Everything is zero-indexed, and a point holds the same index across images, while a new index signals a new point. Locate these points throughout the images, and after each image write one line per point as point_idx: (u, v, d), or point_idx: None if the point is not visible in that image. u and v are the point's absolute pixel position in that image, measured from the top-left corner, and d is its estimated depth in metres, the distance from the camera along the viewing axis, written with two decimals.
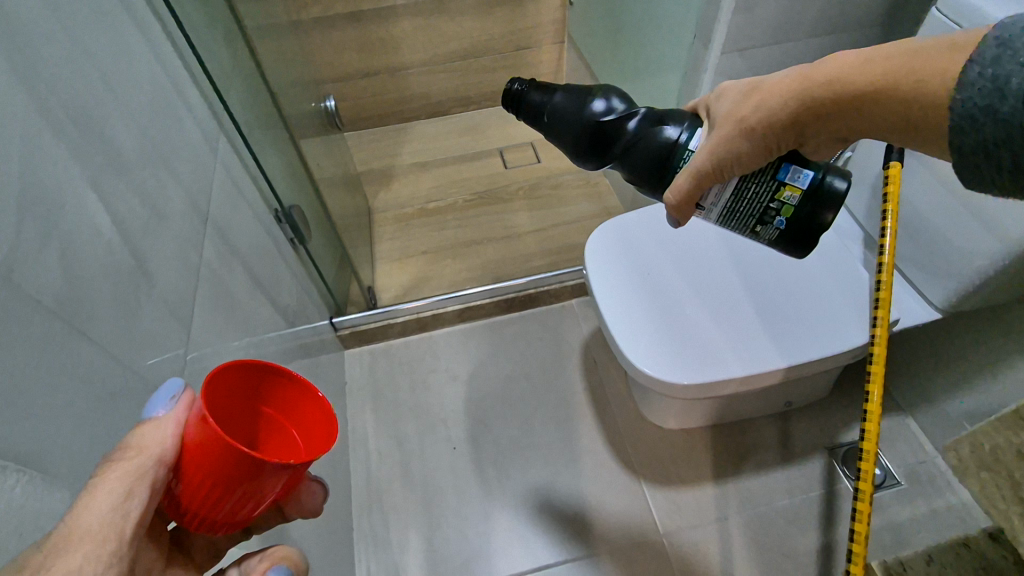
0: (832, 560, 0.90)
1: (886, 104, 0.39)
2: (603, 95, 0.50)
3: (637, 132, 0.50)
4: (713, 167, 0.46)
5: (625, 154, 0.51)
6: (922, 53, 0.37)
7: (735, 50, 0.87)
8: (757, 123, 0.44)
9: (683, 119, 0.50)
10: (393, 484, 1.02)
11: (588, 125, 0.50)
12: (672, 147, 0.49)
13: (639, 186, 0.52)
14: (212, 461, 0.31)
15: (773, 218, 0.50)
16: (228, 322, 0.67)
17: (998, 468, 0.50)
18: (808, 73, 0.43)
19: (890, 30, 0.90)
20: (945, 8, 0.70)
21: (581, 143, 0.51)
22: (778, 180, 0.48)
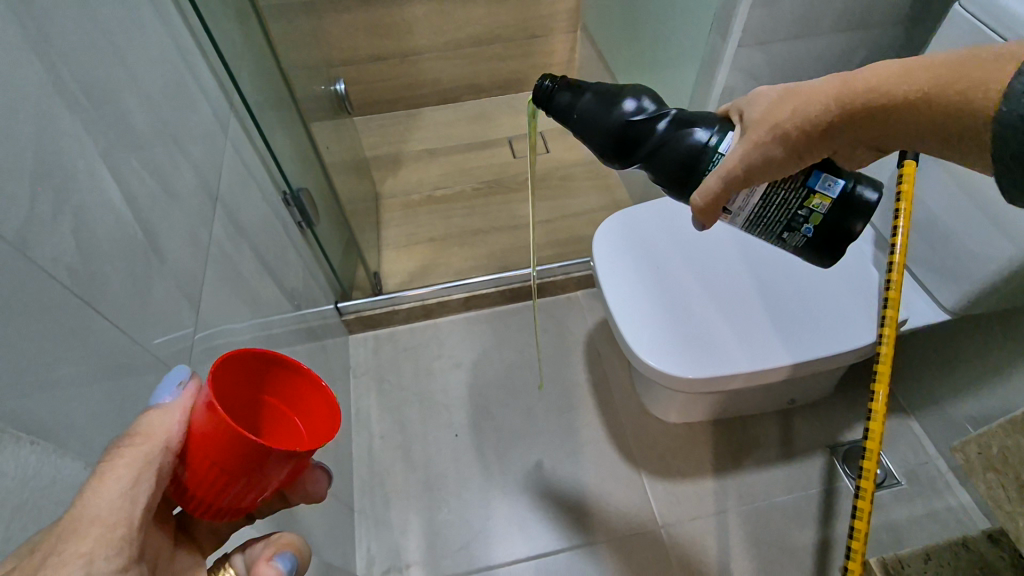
0: (828, 556, 0.91)
1: (929, 117, 0.39)
2: (634, 96, 0.49)
3: (666, 134, 0.49)
4: (744, 171, 0.46)
5: (652, 156, 0.50)
6: (973, 62, 0.36)
7: (752, 43, 0.85)
8: (793, 128, 0.44)
9: (712, 123, 0.50)
10: (395, 467, 1.03)
11: (617, 126, 0.49)
12: (701, 150, 0.49)
13: (663, 187, 0.52)
14: (217, 449, 0.31)
15: (802, 225, 0.51)
16: (236, 301, 0.67)
17: (1007, 470, 0.50)
18: (850, 79, 0.42)
19: (911, 27, 0.88)
20: (970, 5, 0.68)
21: (609, 144, 0.49)
22: (808, 187, 0.49)
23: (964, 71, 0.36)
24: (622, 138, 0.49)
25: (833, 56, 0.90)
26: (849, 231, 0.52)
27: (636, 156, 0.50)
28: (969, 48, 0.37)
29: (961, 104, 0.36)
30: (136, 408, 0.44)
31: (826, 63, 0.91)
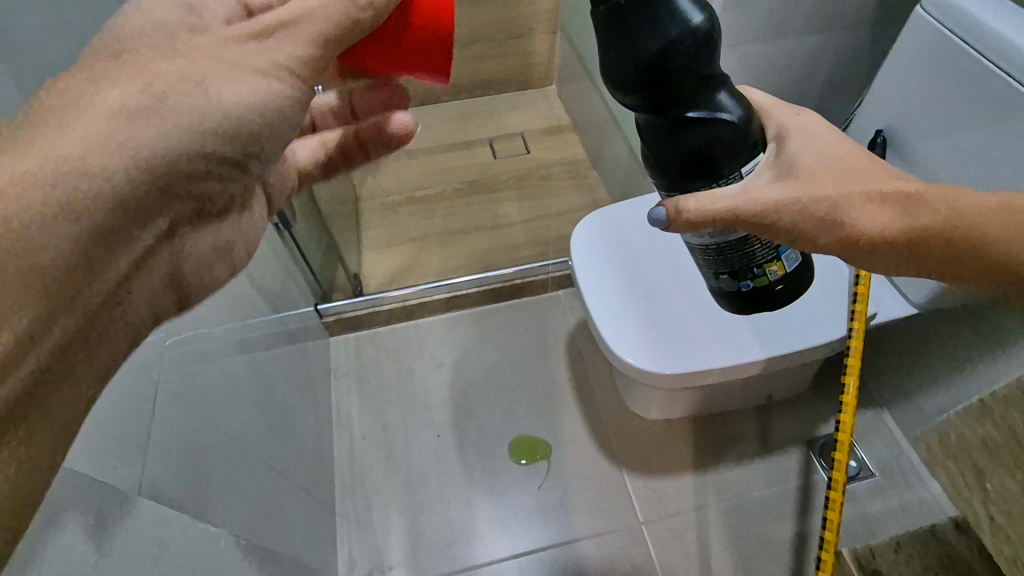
0: (805, 550, 0.92)
1: (946, 240, 0.45)
2: (697, 21, 0.36)
3: (696, 104, 0.40)
4: (782, 225, 0.43)
5: (667, 121, 0.40)
6: (977, 208, 0.46)
7: (725, 45, 0.87)
8: (848, 225, 0.44)
9: (742, 120, 0.42)
10: (377, 469, 1.03)
11: (663, 37, 0.36)
12: (717, 126, 0.40)
13: (653, 149, 0.43)
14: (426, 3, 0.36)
15: (747, 278, 0.50)
16: (211, 302, 0.67)
17: (965, 458, 0.51)
18: (906, 198, 0.45)
19: (880, 27, 0.90)
20: (930, 7, 0.70)
21: (634, 76, 0.38)
22: (777, 253, 0.50)
23: (974, 215, 0.46)
24: (653, 79, 0.38)
25: (804, 55, 0.92)
26: (771, 305, 0.54)
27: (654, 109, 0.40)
28: (970, 192, 0.47)
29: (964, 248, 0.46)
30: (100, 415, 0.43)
31: (797, 64, 0.93)
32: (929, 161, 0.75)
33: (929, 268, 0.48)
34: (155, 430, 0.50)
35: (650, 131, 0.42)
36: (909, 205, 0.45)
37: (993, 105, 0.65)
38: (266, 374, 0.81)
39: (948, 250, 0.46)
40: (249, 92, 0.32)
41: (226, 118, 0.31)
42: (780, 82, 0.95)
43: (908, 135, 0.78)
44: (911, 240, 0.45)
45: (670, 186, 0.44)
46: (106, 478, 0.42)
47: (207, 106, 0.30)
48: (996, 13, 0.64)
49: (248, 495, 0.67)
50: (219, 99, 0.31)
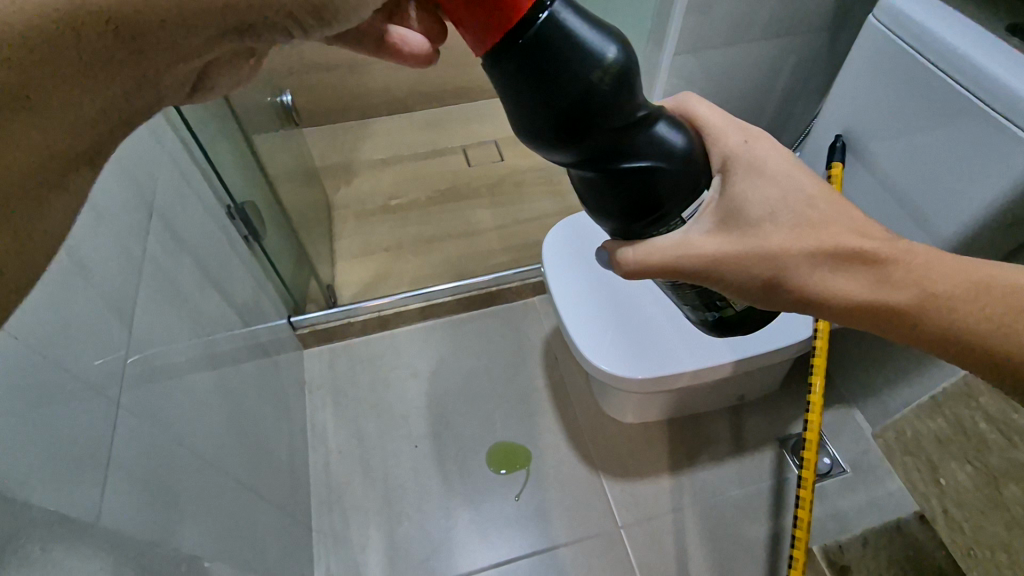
0: (780, 548, 0.93)
1: (910, 321, 0.41)
2: (610, 59, 0.34)
3: (630, 148, 0.38)
4: (721, 279, 0.42)
5: (602, 169, 0.39)
6: (968, 291, 0.40)
7: (688, 52, 0.88)
8: (786, 285, 0.41)
9: (681, 145, 0.40)
10: (353, 482, 1.01)
11: (582, 87, 0.33)
12: (656, 167, 0.39)
13: (592, 198, 0.41)
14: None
15: (712, 310, 0.49)
16: (175, 317, 0.65)
17: (919, 454, 0.60)
18: (864, 263, 0.40)
19: (837, 33, 0.93)
20: (881, 17, 0.73)
21: (557, 135, 0.35)
22: None
23: (960, 299, 0.40)
24: (578, 133, 0.35)
25: (765, 61, 0.94)
26: (749, 327, 0.52)
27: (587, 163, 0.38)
28: (967, 271, 0.40)
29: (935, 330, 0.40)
30: (60, 437, 0.42)
31: (759, 69, 0.95)
32: (887, 164, 0.78)
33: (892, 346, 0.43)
34: (117, 451, 0.49)
35: (587, 182, 0.40)
36: (873, 275, 0.40)
37: (941, 111, 0.68)
38: (236, 388, 0.80)
39: (911, 332, 0.41)
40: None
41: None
42: (742, 86, 0.98)
43: (866, 138, 0.80)
44: (864, 313, 0.41)
45: (623, 231, 0.43)
46: (61, 505, 0.41)
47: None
48: (943, 22, 0.67)
49: (217, 514, 0.66)
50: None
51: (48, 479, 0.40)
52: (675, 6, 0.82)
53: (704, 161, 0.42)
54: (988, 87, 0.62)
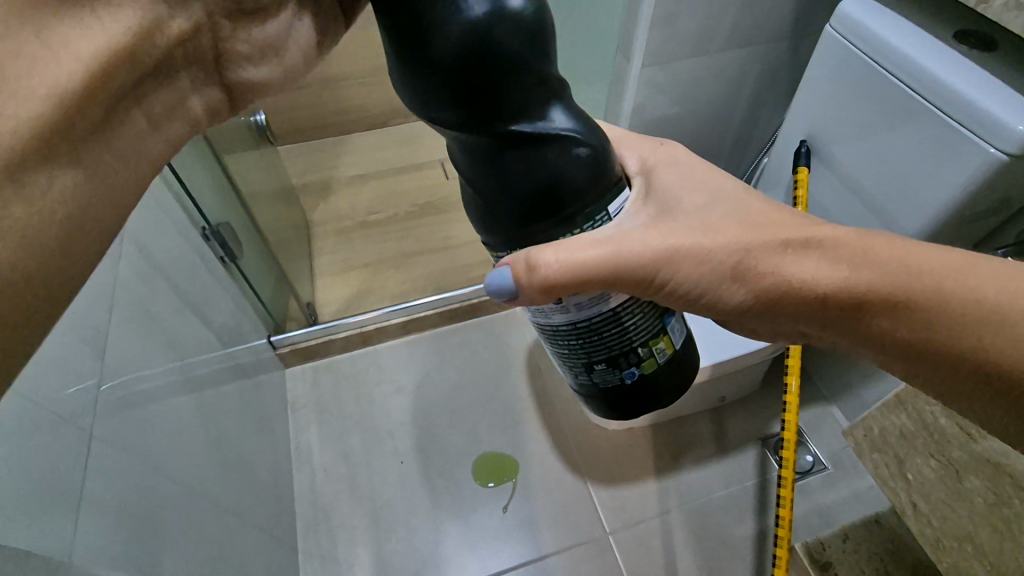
0: (765, 546, 0.95)
1: (887, 303, 0.40)
2: (513, 7, 0.30)
3: (519, 121, 0.34)
4: (683, 279, 0.42)
5: (486, 139, 0.34)
6: (945, 274, 0.39)
7: (655, 63, 0.90)
8: (753, 278, 0.42)
9: (580, 146, 0.36)
10: (340, 501, 1.00)
11: (471, 21, 0.29)
12: (553, 146, 0.35)
13: (478, 173, 0.36)
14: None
15: (629, 363, 0.43)
16: (151, 342, 0.64)
17: (887, 449, 0.61)
18: (825, 250, 0.42)
19: (798, 41, 0.96)
20: (836, 26, 0.75)
21: (431, 76, 0.31)
22: (660, 326, 0.45)
23: (934, 272, 0.39)
24: (454, 80, 0.31)
25: (730, 70, 0.97)
26: (655, 400, 0.47)
27: (465, 124, 0.33)
28: (933, 247, 0.41)
29: (914, 318, 0.40)
30: (28, 472, 0.41)
31: (725, 78, 0.98)
32: (849, 167, 0.80)
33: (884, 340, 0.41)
34: (90, 482, 0.48)
35: (465, 153, 0.36)
36: (832, 257, 0.41)
37: (898, 117, 0.70)
38: (216, 411, 0.78)
39: (893, 314, 0.40)
40: None
41: None
42: (710, 95, 1.00)
43: (828, 143, 0.82)
44: (838, 298, 0.41)
45: (499, 226, 0.38)
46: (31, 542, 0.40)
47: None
48: (895, 32, 0.69)
49: (198, 539, 0.65)
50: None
51: (16, 518, 0.39)
52: (640, 20, 0.84)
53: (605, 172, 0.38)
54: (938, 91, 0.64)
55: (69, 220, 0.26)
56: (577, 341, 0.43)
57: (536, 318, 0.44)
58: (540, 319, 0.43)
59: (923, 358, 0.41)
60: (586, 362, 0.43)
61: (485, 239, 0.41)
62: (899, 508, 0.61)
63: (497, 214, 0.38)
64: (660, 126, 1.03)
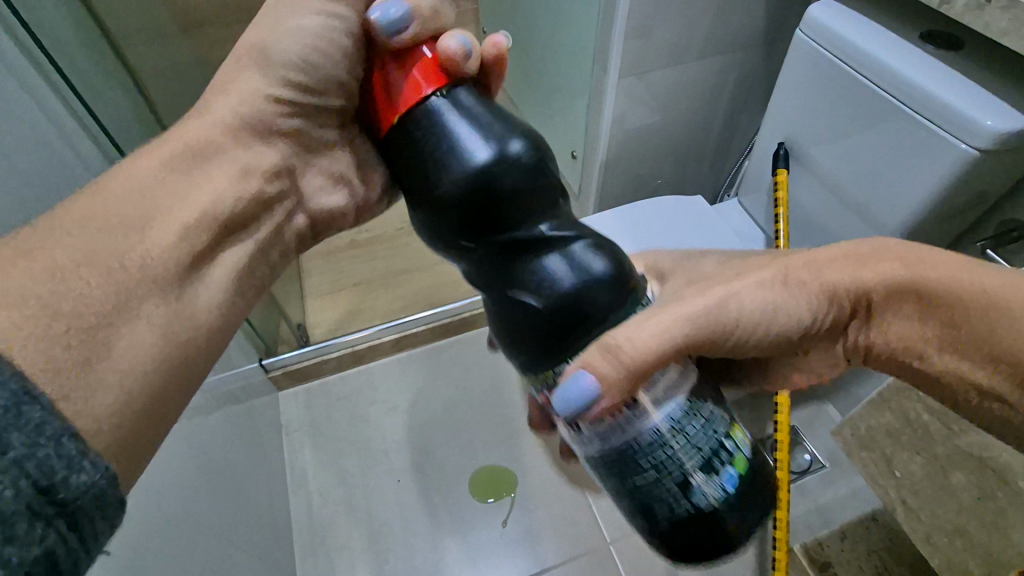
0: (766, 548, 0.94)
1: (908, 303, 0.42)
2: (512, 150, 0.36)
3: (533, 240, 0.37)
4: (750, 317, 0.41)
5: (506, 260, 0.38)
6: (951, 259, 0.41)
7: (632, 73, 0.92)
8: (796, 289, 0.42)
9: (597, 267, 0.37)
10: (337, 524, 0.99)
11: (479, 162, 0.36)
12: (568, 263, 0.37)
13: (504, 300, 0.39)
14: (428, 98, 0.37)
15: (721, 466, 0.36)
16: None
17: (876, 448, 0.62)
18: (836, 254, 0.44)
19: (772, 47, 0.98)
20: (808, 31, 0.77)
21: (449, 208, 0.37)
22: (731, 415, 0.39)
23: (943, 263, 0.40)
24: (468, 209, 0.36)
25: (706, 77, 0.98)
26: (759, 517, 0.38)
27: (482, 245, 0.38)
28: (944, 251, 0.42)
29: (958, 297, 0.39)
30: None
31: (702, 85, 0.99)
32: (825, 168, 0.81)
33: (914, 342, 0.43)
34: None
35: (486, 279, 0.40)
36: (850, 266, 0.42)
37: (873, 120, 0.71)
38: (209, 439, 0.78)
39: (933, 298, 0.40)
40: (235, 152, 0.45)
41: (242, 155, 0.45)
42: (689, 102, 1.02)
43: (805, 145, 0.84)
44: (868, 290, 0.42)
45: (528, 353, 0.38)
46: None
47: (229, 147, 0.45)
48: (866, 36, 0.70)
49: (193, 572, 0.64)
50: (213, 148, 0.44)
51: None
52: (614, 31, 0.86)
53: (627, 286, 0.38)
54: (912, 94, 0.65)
55: (123, 402, 0.32)
56: (646, 451, 0.35)
57: (591, 442, 0.37)
58: (595, 441, 0.37)
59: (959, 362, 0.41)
60: (666, 473, 0.35)
61: (522, 372, 0.40)
62: (892, 506, 0.61)
63: (522, 341, 0.38)
64: (641, 135, 1.04)
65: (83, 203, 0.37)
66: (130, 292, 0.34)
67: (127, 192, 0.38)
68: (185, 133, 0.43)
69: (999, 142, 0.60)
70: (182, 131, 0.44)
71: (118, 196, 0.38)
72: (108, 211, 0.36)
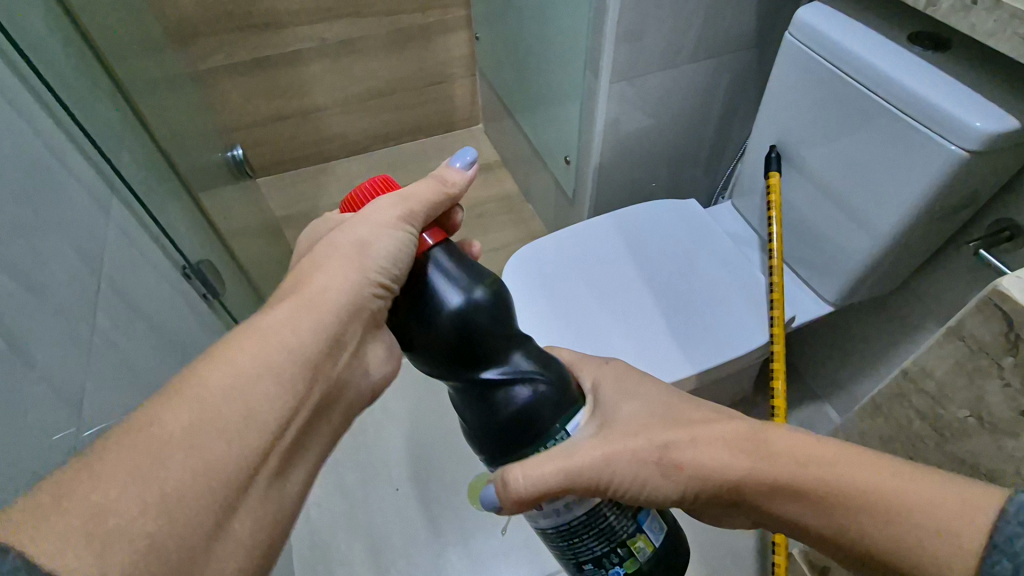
0: (766, 551, 0.95)
1: (785, 488, 0.41)
2: (477, 298, 0.41)
3: (491, 370, 0.42)
4: (624, 482, 0.41)
5: (470, 387, 0.42)
6: (839, 455, 0.41)
7: (624, 78, 0.92)
8: (688, 469, 0.42)
9: (540, 388, 0.41)
10: (336, 534, 0.99)
11: (448, 314, 0.40)
12: (517, 391, 0.41)
13: (470, 420, 0.44)
14: (422, 252, 0.44)
15: (610, 563, 0.43)
16: (126, 391, 0.65)
17: None
18: (736, 436, 0.43)
19: (763, 50, 0.98)
20: (797, 34, 0.77)
21: (427, 347, 0.42)
22: (637, 523, 0.43)
23: (834, 453, 0.41)
24: (443, 350, 0.41)
25: (698, 81, 0.98)
26: None
27: (453, 375, 0.42)
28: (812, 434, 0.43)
29: (846, 499, 0.40)
30: None
31: (694, 89, 1.00)
32: (818, 171, 0.81)
33: (802, 521, 0.41)
34: None
35: (460, 404, 0.44)
36: (739, 454, 0.42)
37: (863, 121, 0.71)
38: None
39: (805, 503, 0.41)
40: (313, 325, 0.40)
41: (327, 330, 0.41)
42: (681, 106, 1.02)
43: (796, 148, 0.84)
44: (744, 486, 0.42)
45: (492, 457, 0.44)
46: None
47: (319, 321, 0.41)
48: (855, 38, 0.71)
49: None
50: (298, 329, 0.39)
51: None
52: (604, 36, 0.86)
53: (569, 398, 0.43)
54: (901, 95, 0.65)
55: None
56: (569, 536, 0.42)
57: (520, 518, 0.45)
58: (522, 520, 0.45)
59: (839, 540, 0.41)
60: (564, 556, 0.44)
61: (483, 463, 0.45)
62: None
63: (483, 442, 0.43)
64: (634, 139, 1.04)
65: (179, 404, 0.34)
66: (218, 504, 0.33)
67: (227, 388, 0.35)
68: (271, 316, 0.40)
69: (988, 142, 0.60)
70: (269, 309, 0.40)
71: (217, 393, 0.35)
72: (211, 414, 0.34)
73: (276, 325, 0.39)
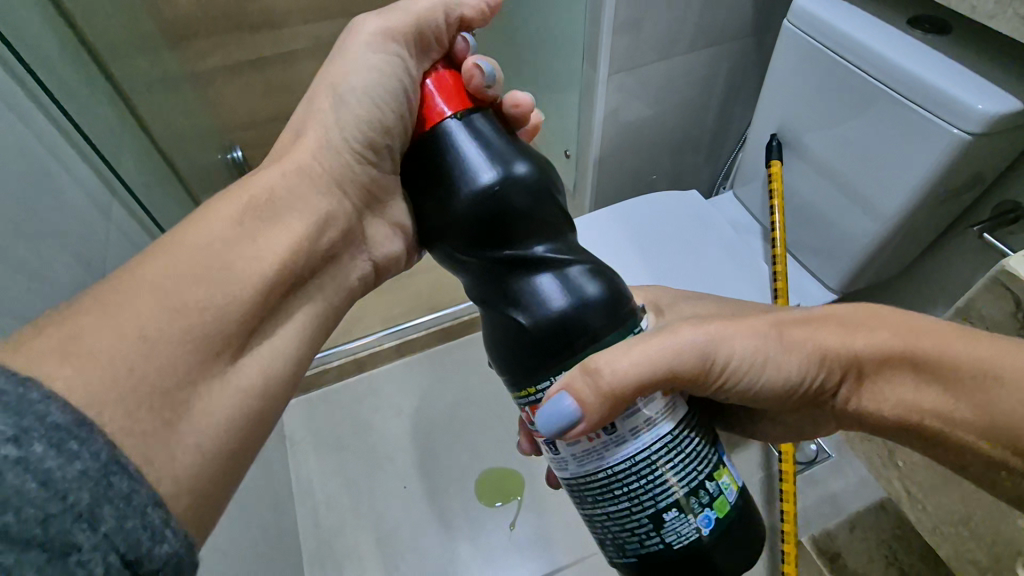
0: (775, 539, 0.94)
1: (903, 365, 0.40)
2: (518, 173, 0.37)
3: (533, 260, 0.38)
4: (724, 364, 0.41)
5: (503, 275, 0.38)
6: (960, 334, 0.39)
7: (623, 69, 0.91)
8: (798, 350, 0.41)
9: (590, 292, 0.37)
10: (345, 532, 0.99)
11: (486, 183, 0.36)
12: (562, 284, 0.37)
13: (497, 316, 0.39)
14: (446, 119, 0.38)
15: (698, 505, 0.36)
16: None
17: None
18: (853, 318, 0.42)
19: (762, 38, 0.98)
20: (795, 20, 0.76)
21: (457, 221, 0.38)
22: (718, 456, 0.39)
23: (943, 331, 0.39)
24: (474, 223, 0.37)
25: (698, 70, 0.98)
26: (717, 570, 0.38)
27: (482, 257, 0.38)
28: (929, 316, 0.41)
29: (972, 372, 0.38)
30: None
31: (694, 77, 0.99)
32: (821, 157, 0.80)
33: (913, 403, 0.40)
34: None
35: (485, 297, 0.40)
36: (845, 331, 0.41)
37: (863, 107, 0.71)
38: None
39: (926, 374, 0.39)
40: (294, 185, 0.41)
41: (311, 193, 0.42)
42: (681, 96, 1.01)
43: (797, 134, 0.83)
44: (861, 360, 0.41)
45: (513, 369, 0.39)
46: None
47: (303, 179, 0.42)
48: (854, 23, 0.70)
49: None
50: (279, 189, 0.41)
51: None
52: (603, 27, 0.86)
53: (625, 313, 0.38)
54: (901, 79, 0.65)
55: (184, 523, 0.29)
56: (620, 486, 0.36)
57: (565, 467, 0.39)
58: (568, 467, 0.38)
59: (963, 430, 0.39)
60: (634, 506, 0.36)
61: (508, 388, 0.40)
62: (894, 494, 0.62)
63: (513, 359, 0.38)
64: (635, 130, 1.04)
65: (159, 253, 0.33)
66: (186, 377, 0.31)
67: (203, 238, 0.35)
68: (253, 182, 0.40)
69: (989, 124, 0.60)
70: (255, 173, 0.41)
71: (195, 245, 0.35)
72: (188, 262, 0.34)
73: (260, 184, 0.40)
